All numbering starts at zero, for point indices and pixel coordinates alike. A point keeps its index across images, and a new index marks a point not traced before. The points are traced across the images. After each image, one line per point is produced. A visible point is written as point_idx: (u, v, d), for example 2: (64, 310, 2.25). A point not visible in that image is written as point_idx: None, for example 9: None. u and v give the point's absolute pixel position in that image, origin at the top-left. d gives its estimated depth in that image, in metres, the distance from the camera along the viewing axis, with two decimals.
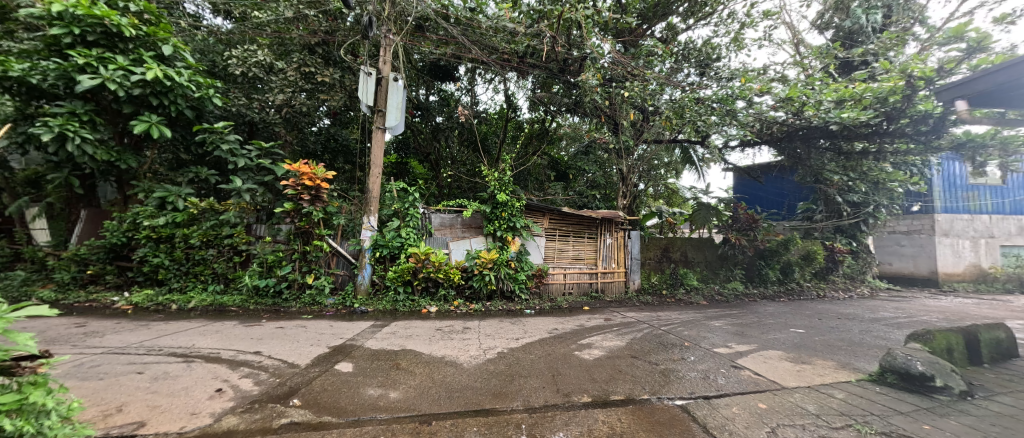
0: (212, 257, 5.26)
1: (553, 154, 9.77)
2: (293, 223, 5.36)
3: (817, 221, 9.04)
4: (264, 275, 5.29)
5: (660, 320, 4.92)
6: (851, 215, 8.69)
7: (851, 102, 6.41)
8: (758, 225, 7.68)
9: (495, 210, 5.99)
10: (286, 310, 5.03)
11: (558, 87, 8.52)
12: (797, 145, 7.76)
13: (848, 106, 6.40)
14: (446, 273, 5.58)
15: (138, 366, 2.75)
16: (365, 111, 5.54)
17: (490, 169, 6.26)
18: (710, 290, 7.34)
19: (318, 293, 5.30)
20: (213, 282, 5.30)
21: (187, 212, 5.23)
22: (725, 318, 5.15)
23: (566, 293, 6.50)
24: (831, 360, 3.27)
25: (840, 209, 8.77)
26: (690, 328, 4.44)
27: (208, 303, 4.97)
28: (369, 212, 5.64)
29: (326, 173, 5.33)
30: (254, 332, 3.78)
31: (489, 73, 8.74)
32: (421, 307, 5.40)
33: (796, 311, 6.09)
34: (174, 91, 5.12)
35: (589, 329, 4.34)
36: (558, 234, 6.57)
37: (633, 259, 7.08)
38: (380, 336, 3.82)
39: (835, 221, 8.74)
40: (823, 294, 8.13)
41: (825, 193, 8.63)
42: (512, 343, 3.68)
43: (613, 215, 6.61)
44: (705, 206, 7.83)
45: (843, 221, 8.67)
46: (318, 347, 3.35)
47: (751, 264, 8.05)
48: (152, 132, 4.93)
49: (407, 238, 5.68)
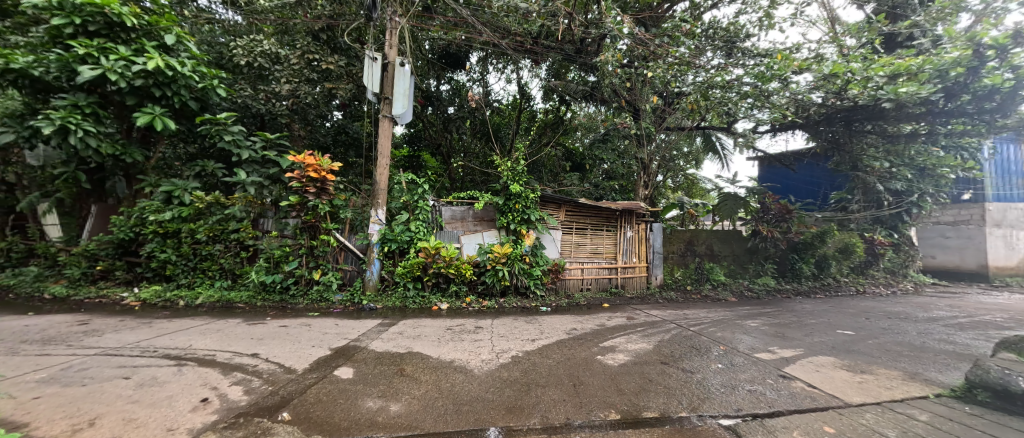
0: (219, 253, 5.14)
1: (568, 144, 9.30)
2: (300, 217, 5.17)
3: (852, 212, 8.22)
4: (271, 271, 5.13)
5: (687, 319, 4.53)
6: (891, 205, 7.97)
7: (906, 77, 5.78)
8: (791, 215, 7.12)
9: (507, 202, 5.65)
10: (293, 306, 4.87)
11: (575, 73, 8.18)
12: (836, 129, 7.17)
13: (903, 81, 5.77)
14: (457, 268, 5.33)
15: (127, 370, 2.57)
16: (372, 99, 5.30)
17: (502, 159, 5.96)
18: (738, 286, 6.87)
19: (325, 289, 5.12)
20: (221, 278, 5.20)
21: (193, 206, 5.10)
22: (760, 316, 4.72)
23: (584, 289, 6.17)
24: (895, 369, 2.84)
25: (880, 199, 8.02)
26: (722, 328, 4.04)
27: (215, 299, 4.85)
28: (377, 204, 5.43)
29: (332, 164, 5.10)
30: (255, 331, 3.59)
31: (501, 61, 8.43)
32: (432, 304, 5.16)
33: (837, 309, 5.57)
34: (176, 82, 4.97)
35: (612, 329, 4.00)
36: (575, 227, 6.21)
37: (655, 253, 6.68)
38: (386, 336, 3.58)
39: (874, 211, 7.99)
40: (863, 290, 7.52)
41: (863, 181, 7.77)
42: (528, 345, 3.38)
43: (634, 207, 6.20)
44: (732, 196, 7.32)
45: (883, 211, 7.95)
46: (319, 349, 3.12)
47: (783, 258, 7.50)
48: (155, 124, 4.80)
49: (417, 232, 5.43)
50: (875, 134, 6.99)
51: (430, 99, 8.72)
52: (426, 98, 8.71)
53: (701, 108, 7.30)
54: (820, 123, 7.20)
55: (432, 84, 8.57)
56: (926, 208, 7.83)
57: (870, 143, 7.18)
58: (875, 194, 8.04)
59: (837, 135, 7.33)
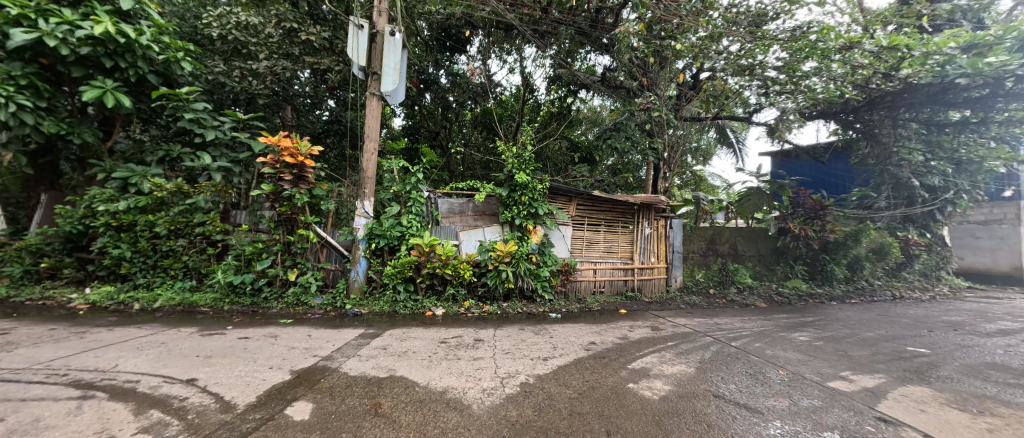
0: (182, 249, 4.50)
1: (573, 137, 8.54)
2: (274, 208, 4.50)
3: (880, 210, 7.27)
4: (241, 270, 4.48)
5: (723, 330, 3.86)
6: (924, 202, 7.08)
7: (984, 47, 5.14)
8: (825, 212, 6.44)
9: (512, 194, 4.98)
10: (265, 311, 4.23)
11: (581, 61, 7.67)
12: (878, 115, 6.42)
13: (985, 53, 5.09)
14: (455, 268, 4.68)
15: (9, 406, 1.92)
16: (359, 76, 4.67)
17: (507, 145, 5.29)
18: (766, 290, 6.20)
19: (303, 292, 4.48)
20: (184, 278, 4.56)
21: (153, 196, 4.44)
22: (805, 327, 4.06)
23: (596, 292, 5.51)
24: (1021, 408, 2.19)
25: (912, 195, 7.12)
26: (772, 344, 3.37)
27: (177, 302, 4.24)
28: (364, 195, 4.73)
29: (312, 148, 4.44)
30: (206, 346, 2.94)
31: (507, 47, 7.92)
32: (425, 309, 4.53)
33: (886, 317, 4.91)
34: (132, 51, 4.30)
35: (638, 344, 3.35)
36: (587, 223, 5.56)
37: (676, 252, 6.03)
38: (365, 353, 2.92)
39: (906, 210, 7.10)
40: (901, 295, 6.85)
41: (896, 177, 6.89)
42: (540, 367, 2.73)
43: (654, 201, 5.56)
44: (758, 191, 6.71)
45: (915, 209, 7.06)
46: (277, 372, 2.45)
47: (813, 259, 6.82)
48: (106, 100, 4.13)
49: (409, 227, 4.74)
50: (913, 121, 6.36)
51: (424, 81, 7.96)
52: (421, 80, 7.94)
53: (718, 99, 6.90)
54: (860, 109, 6.40)
55: (430, 68, 7.86)
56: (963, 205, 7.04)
57: (911, 134, 6.52)
58: (906, 190, 7.13)
59: (875, 125, 6.51)
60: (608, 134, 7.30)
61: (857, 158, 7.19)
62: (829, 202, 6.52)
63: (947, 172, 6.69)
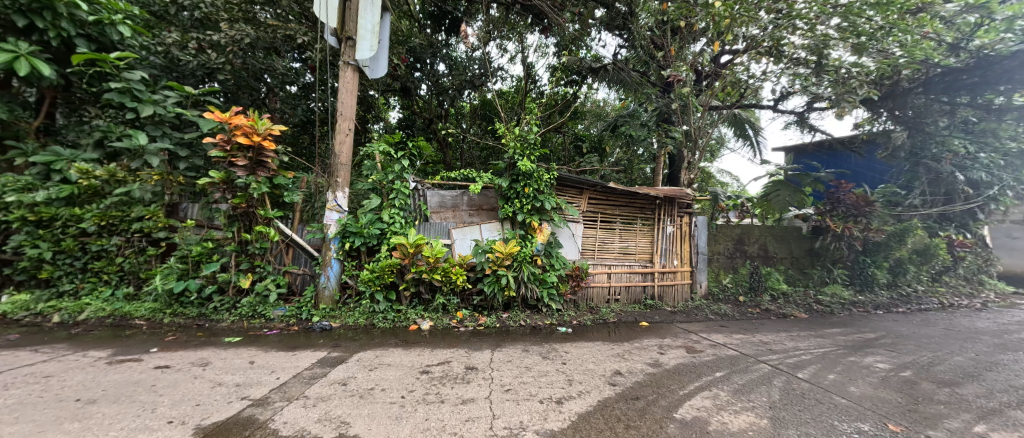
0: (117, 249, 3.75)
1: (576, 129, 7.79)
2: (227, 201, 3.71)
3: (914, 207, 6.35)
4: (187, 275, 3.73)
5: (777, 353, 3.09)
6: (965, 199, 6.22)
7: None
8: (869, 208, 5.63)
9: (515, 185, 4.22)
10: (214, 325, 3.49)
11: (585, 50, 6.98)
12: (927, 100, 5.59)
13: None
14: (445, 273, 3.92)
15: None
16: (333, 44, 3.90)
17: (509, 127, 4.52)
18: (802, 297, 5.44)
19: (261, 302, 3.74)
20: (120, 284, 3.82)
21: (80, 185, 3.66)
22: (874, 349, 3.31)
23: (611, 300, 4.76)
24: None
25: (952, 191, 6.18)
26: (849, 376, 2.61)
27: (107, 313, 3.50)
28: (336, 185, 3.95)
29: (273, 127, 3.66)
30: (102, 383, 2.17)
31: (506, 40, 7.15)
32: (409, 321, 3.79)
33: (957, 332, 4.14)
34: (51, 7, 3.50)
35: (677, 375, 2.57)
36: (600, 220, 4.80)
37: (701, 254, 5.25)
38: (316, 393, 2.15)
39: (943, 209, 6.18)
40: (949, 303, 6.09)
41: (937, 170, 6.02)
42: (554, 417, 1.96)
43: (679, 194, 4.81)
44: (788, 185, 5.99)
45: (955, 206, 6.17)
46: (173, 432, 1.68)
47: (852, 262, 6.05)
48: (15, 65, 3.33)
49: (390, 223, 3.98)
50: (970, 107, 5.63)
51: (415, 57, 7.04)
52: (411, 56, 7.02)
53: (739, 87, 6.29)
54: (913, 91, 5.49)
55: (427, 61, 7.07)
56: (1006, 203, 6.08)
57: (964, 118, 5.77)
58: (945, 185, 6.18)
59: (924, 112, 5.65)
60: (622, 121, 6.61)
61: (886, 150, 6.39)
62: (872, 198, 5.72)
63: (995, 164, 5.81)
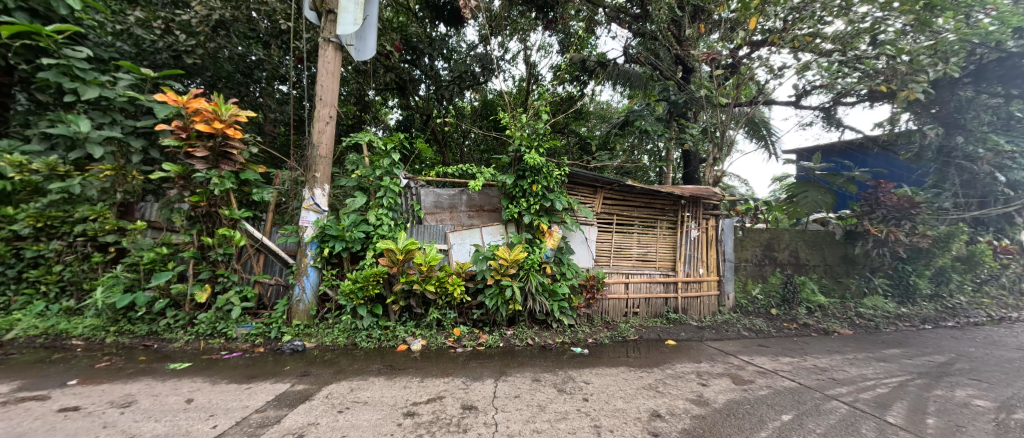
0: (56, 255, 3.22)
1: (582, 131, 7.29)
2: (185, 199, 3.17)
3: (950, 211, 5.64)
4: (137, 287, 3.17)
5: (847, 385, 2.51)
6: (1003, 201, 5.50)
7: None
8: (914, 210, 5.06)
9: (521, 181, 3.67)
10: (165, 347, 2.94)
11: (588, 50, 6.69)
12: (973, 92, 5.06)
13: None
14: (440, 283, 3.37)
15: None
16: (313, 20, 3.49)
17: (514, 118, 4.01)
18: (842, 310, 4.86)
19: (223, 318, 3.17)
20: (61, 296, 3.29)
21: (15, 180, 3.13)
22: (957, 378, 2.73)
23: (629, 313, 4.20)
24: None
25: (990, 192, 5.51)
26: (953, 421, 2.03)
27: (39, 332, 2.94)
28: (315, 181, 3.42)
29: (240, 114, 3.13)
30: None
31: (508, 39, 6.70)
32: (398, 340, 3.23)
33: None
34: None
35: (735, 420, 1.98)
36: (616, 222, 4.26)
37: (728, 261, 4.70)
38: None
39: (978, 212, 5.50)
40: (999, 315, 5.51)
41: (972, 171, 5.39)
42: None
43: (705, 193, 4.28)
44: (818, 185, 5.45)
45: (990, 211, 5.48)
46: None
47: (892, 270, 5.47)
48: None
49: (378, 226, 3.43)
50: (1012, 101, 5.17)
51: (409, 46, 6.42)
52: (405, 46, 6.44)
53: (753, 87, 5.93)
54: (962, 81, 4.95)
55: (426, 60, 6.60)
56: None
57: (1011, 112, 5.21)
58: (981, 187, 5.54)
59: (971, 106, 5.11)
60: (632, 117, 6.01)
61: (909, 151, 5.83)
62: (915, 199, 5.15)
63: None
